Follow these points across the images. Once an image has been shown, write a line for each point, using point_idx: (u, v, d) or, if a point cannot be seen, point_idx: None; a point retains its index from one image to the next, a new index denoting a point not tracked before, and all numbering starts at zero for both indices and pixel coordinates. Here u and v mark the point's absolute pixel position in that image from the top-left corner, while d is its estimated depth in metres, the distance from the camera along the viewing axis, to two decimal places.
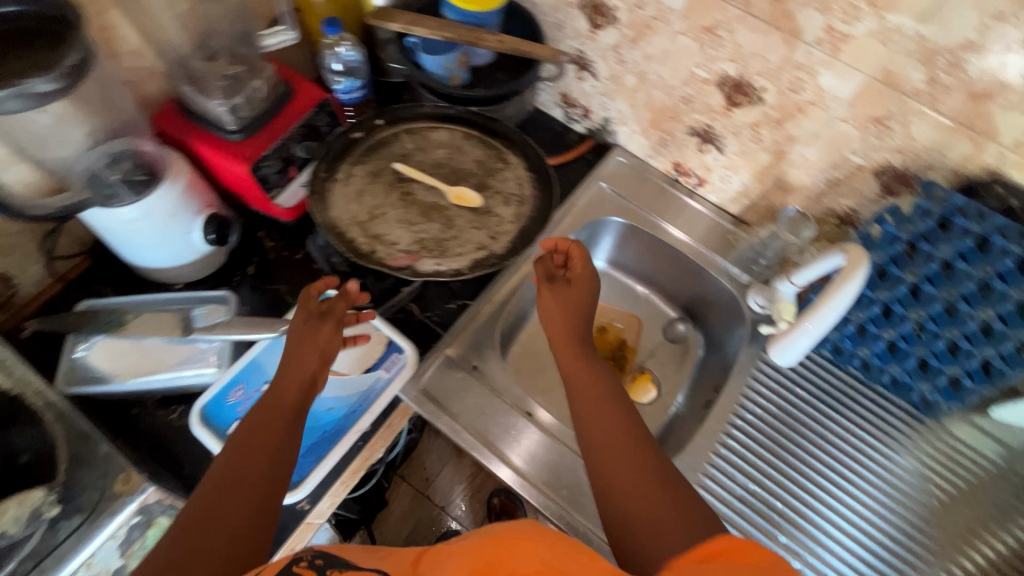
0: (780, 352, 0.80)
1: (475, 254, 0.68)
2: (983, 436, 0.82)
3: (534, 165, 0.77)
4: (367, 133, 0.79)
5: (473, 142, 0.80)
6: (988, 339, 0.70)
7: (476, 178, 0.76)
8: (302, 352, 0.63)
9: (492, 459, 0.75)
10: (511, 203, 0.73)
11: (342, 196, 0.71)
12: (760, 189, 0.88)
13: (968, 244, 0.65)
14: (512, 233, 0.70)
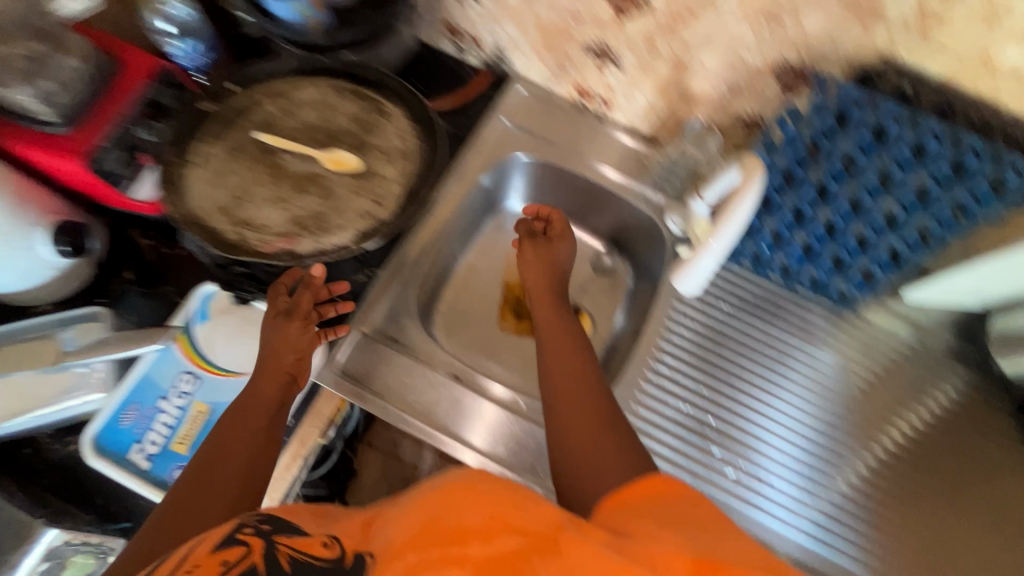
0: (682, 280, 0.80)
1: (361, 223, 0.62)
2: (896, 319, 0.87)
3: (416, 112, 0.70)
4: (220, 102, 0.67)
5: (344, 96, 0.71)
6: (892, 229, 0.71)
7: (353, 137, 0.68)
8: (278, 350, 0.62)
9: (423, 429, 0.72)
10: (395, 161, 0.66)
11: (199, 181, 0.62)
12: (665, 104, 0.83)
13: (866, 136, 0.65)
14: (399, 194, 0.64)
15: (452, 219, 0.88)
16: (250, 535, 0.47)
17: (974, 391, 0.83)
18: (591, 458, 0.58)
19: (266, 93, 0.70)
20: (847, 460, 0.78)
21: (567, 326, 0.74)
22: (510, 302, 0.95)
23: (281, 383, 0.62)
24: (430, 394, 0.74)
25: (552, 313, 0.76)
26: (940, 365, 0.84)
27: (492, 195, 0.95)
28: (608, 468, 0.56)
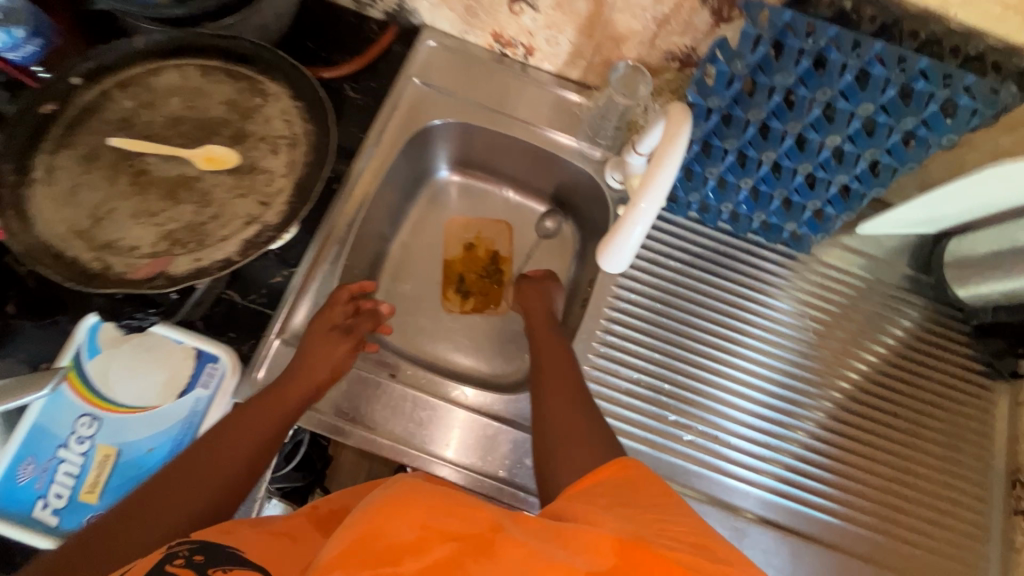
0: (606, 257, 0.69)
1: (244, 230, 0.53)
2: (852, 255, 0.83)
3: (300, 89, 0.61)
4: (64, 101, 0.57)
5: (213, 77, 0.61)
6: (840, 164, 0.65)
7: (229, 127, 0.59)
8: (313, 362, 0.63)
9: (359, 436, 0.66)
10: (281, 149, 0.58)
11: (47, 201, 0.53)
12: (591, 46, 0.74)
13: (805, 66, 0.56)
14: (287, 189, 0.56)
15: (373, 201, 0.79)
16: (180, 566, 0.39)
17: (930, 319, 0.81)
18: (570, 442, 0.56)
19: (118, 83, 0.59)
20: (808, 408, 0.76)
21: (557, 333, 0.74)
22: (453, 279, 0.89)
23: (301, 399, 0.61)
24: (367, 397, 0.68)
25: (544, 319, 0.76)
26: (896, 296, 0.82)
27: (417, 167, 0.87)
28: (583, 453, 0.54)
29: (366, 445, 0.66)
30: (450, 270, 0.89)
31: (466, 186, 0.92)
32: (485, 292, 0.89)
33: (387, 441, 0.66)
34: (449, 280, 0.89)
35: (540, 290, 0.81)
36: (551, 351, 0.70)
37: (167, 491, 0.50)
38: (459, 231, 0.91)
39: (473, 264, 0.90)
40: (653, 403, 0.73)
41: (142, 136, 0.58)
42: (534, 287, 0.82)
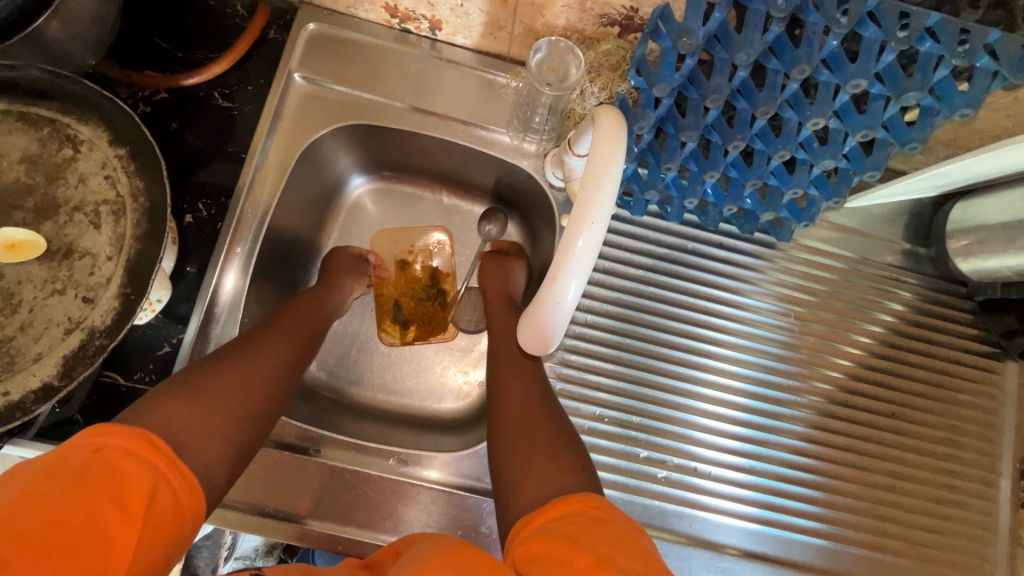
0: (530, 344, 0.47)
1: (64, 343, 0.41)
2: (837, 233, 0.72)
3: (123, 131, 0.46)
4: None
5: (5, 125, 0.46)
6: (824, 146, 0.52)
7: (35, 194, 0.45)
8: (328, 289, 0.66)
9: (284, 527, 0.57)
10: (105, 220, 0.44)
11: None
12: (508, 14, 0.58)
13: (776, 32, 0.42)
14: (119, 274, 0.43)
15: (271, 236, 0.66)
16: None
17: (928, 298, 0.72)
18: (531, 451, 0.47)
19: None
20: (796, 420, 0.68)
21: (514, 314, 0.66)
22: (388, 308, 0.76)
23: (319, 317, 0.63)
24: (290, 481, 0.58)
25: (502, 306, 0.68)
26: (889, 275, 0.72)
27: (321, 181, 0.72)
28: (547, 461, 0.45)
29: (295, 536, 0.57)
30: (386, 296, 0.77)
31: (384, 190, 0.78)
32: (429, 318, 0.76)
33: (319, 527, 0.57)
34: (386, 308, 0.76)
35: (497, 271, 0.71)
36: (508, 341, 0.61)
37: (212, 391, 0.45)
38: (387, 248, 0.78)
39: (412, 286, 0.78)
40: (620, 439, 0.64)
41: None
42: (488, 264, 0.73)
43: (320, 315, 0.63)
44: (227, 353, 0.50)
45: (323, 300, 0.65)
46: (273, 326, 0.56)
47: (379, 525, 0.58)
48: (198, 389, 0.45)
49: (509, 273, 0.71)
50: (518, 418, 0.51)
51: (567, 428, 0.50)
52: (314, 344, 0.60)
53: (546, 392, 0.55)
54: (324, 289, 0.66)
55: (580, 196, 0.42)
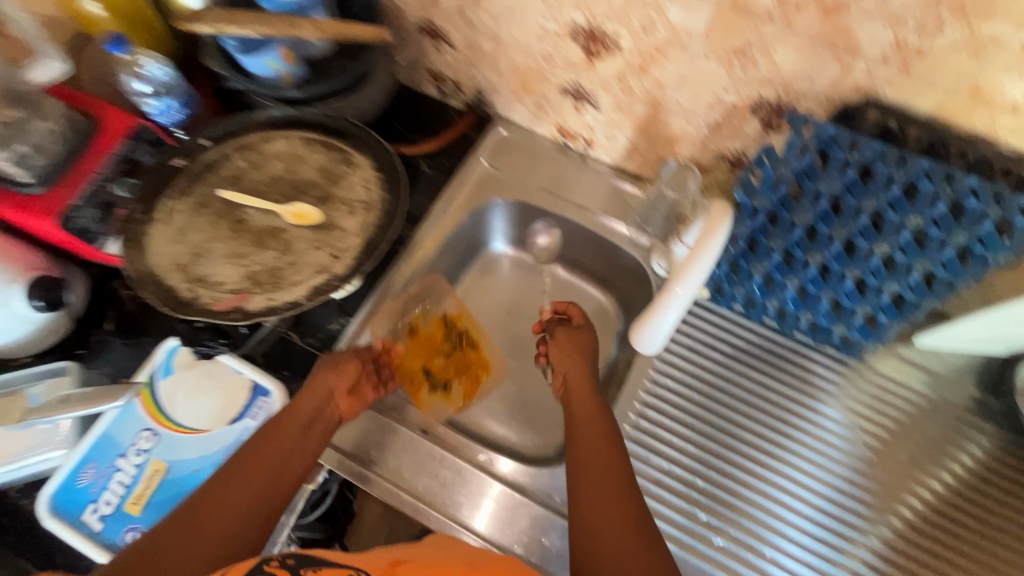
0: (641, 339, 0.70)
1: (313, 279, 0.63)
2: (912, 369, 0.79)
3: (382, 162, 0.70)
4: (192, 158, 0.71)
5: (314, 146, 0.72)
6: (891, 273, 0.65)
7: (319, 189, 0.69)
8: (317, 387, 0.64)
9: (384, 488, 0.68)
10: (356, 213, 0.67)
11: (161, 238, 0.65)
12: (647, 143, 0.79)
13: (851, 176, 0.59)
14: (355, 247, 0.64)
15: (430, 266, 0.85)
16: (278, 566, 0.47)
17: (1006, 450, 0.74)
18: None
19: (237, 147, 0.73)
20: (864, 535, 0.69)
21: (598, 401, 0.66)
22: (422, 380, 0.80)
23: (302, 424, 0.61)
24: (396, 449, 0.70)
25: (587, 384, 0.68)
26: (965, 419, 0.76)
27: (474, 238, 0.93)
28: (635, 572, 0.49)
29: (387, 496, 0.67)
30: (414, 375, 0.80)
31: (518, 260, 0.96)
32: (462, 365, 0.84)
33: (409, 494, 0.67)
34: (420, 386, 0.79)
35: (569, 353, 0.71)
36: (586, 433, 0.62)
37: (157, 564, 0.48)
38: (402, 327, 0.81)
39: (430, 347, 0.83)
40: (683, 498, 0.70)
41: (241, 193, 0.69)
42: (570, 335, 0.73)
43: (306, 436, 0.60)
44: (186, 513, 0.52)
45: (305, 418, 0.62)
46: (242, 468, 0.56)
47: (462, 509, 0.67)
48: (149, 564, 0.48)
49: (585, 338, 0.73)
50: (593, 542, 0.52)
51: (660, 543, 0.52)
52: (292, 474, 0.57)
53: (634, 497, 0.56)
54: (308, 399, 0.63)
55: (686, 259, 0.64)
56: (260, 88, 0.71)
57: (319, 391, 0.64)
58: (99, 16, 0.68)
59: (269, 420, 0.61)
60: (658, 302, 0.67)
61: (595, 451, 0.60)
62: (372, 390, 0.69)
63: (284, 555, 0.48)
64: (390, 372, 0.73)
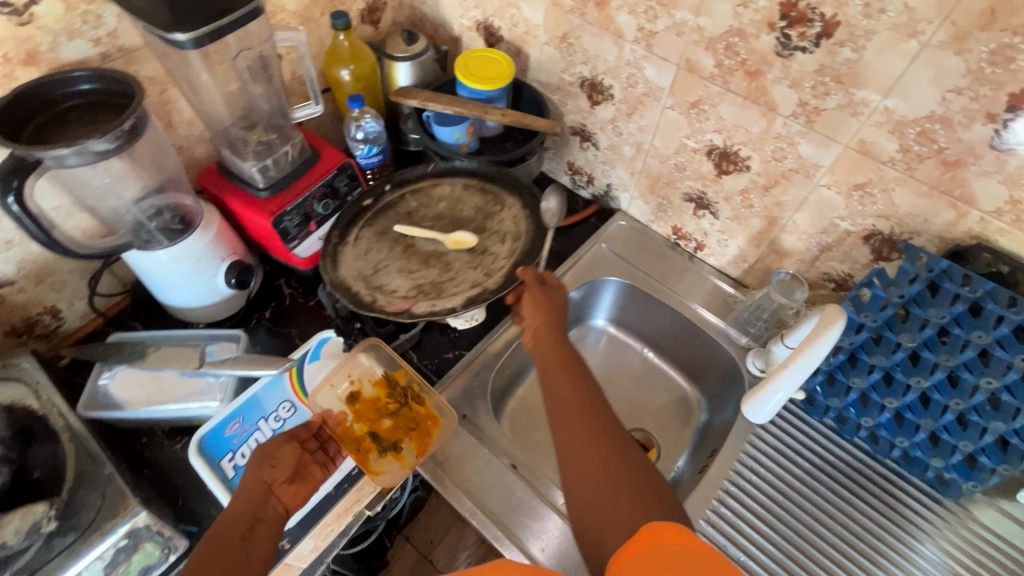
0: (750, 408, 0.79)
1: (470, 290, 0.76)
2: (1016, 526, 0.75)
3: (529, 206, 0.85)
4: (377, 198, 0.87)
5: (472, 191, 0.88)
6: (997, 412, 0.66)
7: (474, 224, 0.84)
8: (250, 485, 0.63)
9: (471, 510, 0.73)
10: (506, 241, 0.82)
11: (350, 255, 0.80)
12: (756, 254, 0.88)
13: (960, 309, 0.64)
14: (505, 268, 0.79)
15: None
16: None
17: None
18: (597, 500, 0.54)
19: (411, 190, 0.89)
20: None
21: (565, 353, 0.70)
22: (367, 445, 0.74)
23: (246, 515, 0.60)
24: (486, 476, 0.76)
25: (550, 332, 0.72)
26: None
27: (578, 309, 1.02)
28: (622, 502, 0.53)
29: (472, 516, 0.73)
30: (359, 441, 0.74)
31: (613, 338, 1.05)
32: (411, 423, 0.77)
33: (490, 520, 0.72)
34: (368, 451, 0.74)
35: (534, 304, 0.74)
36: (553, 376, 0.67)
37: None
38: (333, 390, 0.77)
39: (373, 410, 0.77)
40: None
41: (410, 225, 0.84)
42: (535, 293, 0.75)
43: (256, 539, 0.58)
44: None
45: (245, 522, 0.59)
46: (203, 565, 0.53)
47: (535, 544, 0.71)
48: None
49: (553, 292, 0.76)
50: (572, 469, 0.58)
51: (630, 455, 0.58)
52: None
53: (600, 422, 0.61)
54: (245, 496, 0.62)
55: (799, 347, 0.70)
56: (440, 150, 0.90)
57: (254, 488, 0.63)
58: (346, 81, 0.90)
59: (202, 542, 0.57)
60: (766, 382, 0.76)
61: (562, 403, 0.63)
62: (321, 469, 0.70)
63: None
64: (336, 445, 0.73)
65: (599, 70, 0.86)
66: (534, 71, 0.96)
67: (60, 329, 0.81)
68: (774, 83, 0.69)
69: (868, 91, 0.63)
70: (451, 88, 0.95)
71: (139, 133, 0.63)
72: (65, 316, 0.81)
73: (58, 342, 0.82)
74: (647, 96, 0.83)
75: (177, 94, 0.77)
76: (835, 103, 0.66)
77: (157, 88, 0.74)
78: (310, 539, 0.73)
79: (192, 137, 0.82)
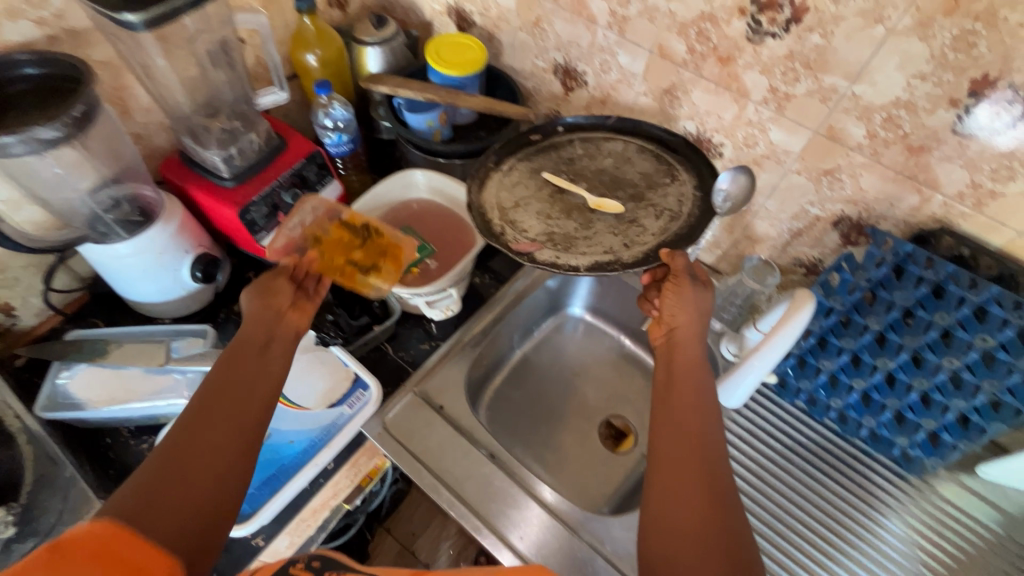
0: (722, 393, 0.80)
1: (601, 255, 0.73)
2: (975, 499, 0.78)
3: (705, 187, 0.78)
4: (544, 136, 0.85)
5: (645, 155, 0.82)
6: (959, 391, 0.68)
7: (635, 190, 0.79)
8: (259, 311, 0.63)
9: (450, 502, 0.73)
10: (660, 219, 0.76)
11: (498, 183, 0.81)
12: (730, 240, 0.89)
13: (924, 291, 0.66)
14: (648, 245, 0.73)
15: (513, 314, 0.94)
16: (302, 569, 0.51)
17: None
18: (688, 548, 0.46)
19: (581, 137, 0.85)
20: None
21: (696, 360, 0.61)
22: (351, 272, 0.74)
23: (265, 333, 0.61)
24: (465, 465, 0.76)
25: (693, 336, 0.64)
26: None
27: (557, 298, 1.02)
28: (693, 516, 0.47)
29: (451, 507, 0.72)
30: (341, 270, 0.73)
31: (590, 326, 1.06)
32: (381, 248, 0.78)
33: (468, 511, 0.72)
34: (352, 272, 0.74)
35: (680, 304, 0.66)
36: (678, 392, 0.58)
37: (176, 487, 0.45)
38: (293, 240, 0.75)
39: (339, 246, 0.75)
40: None
41: (565, 174, 0.82)
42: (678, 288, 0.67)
43: (263, 371, 0.57)
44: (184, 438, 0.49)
45: (259, 342, 0.60)
46: (225, 386, 0.54)
47: (517, 536, 0.71)
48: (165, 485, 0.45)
49: (700, 294, 0.66)
50: (666, 481, 0.50)
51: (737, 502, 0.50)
52: (263, 398, 0.55)
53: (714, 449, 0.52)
54: (258, 322, 0.62)
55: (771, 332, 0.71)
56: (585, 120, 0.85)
57: (264, 313, 0.63)
58: (313, 67, 0.88)
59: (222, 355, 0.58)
60: (738, 364, 0.77)
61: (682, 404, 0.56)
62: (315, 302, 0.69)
63: (309, 559, 0.53)
64: (317, 281, 0.71)
65: (572, 56, 0.85)
66: (507, 57, 0.94)
67: (15, 328, 0.78)
68: (746, 69, 0.69)
69: (836, 77, 0.63)
70: (423, 74, 0.93)
71: (91, 120, 0.60)
72: (19, 313, 0.77)
73: (13, 341, 0.78)
74: (621, 83, 0.83)
75: (133, 79, 0.73)
76: (804, 89, 0.66)
77: (111, 73, 0.71)
78: (286, 535, 0.72)
79: (151, 125, 0.79)
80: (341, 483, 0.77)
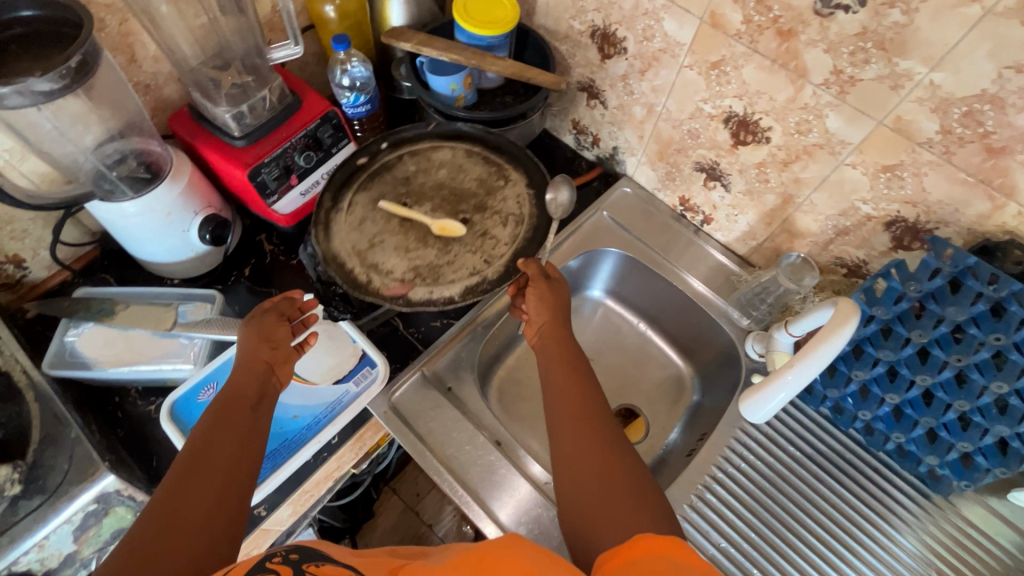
0: (748, 406, 0.75)
1: (469, 279, 0.74)
2: (1001, 523, 0.74)
3: (535, 182, 0.82)
4: (371, 158, 0.83)
5: (474, 159, 0.84)
6: (1002, 416, 0.63)
7: (476, 199, 0.81)
8: (251, 353, 0.62)
9: (454, 487, 0.71)
10: (508, 224, 0.79)
11: (344, 225, 0.77)
12: (767, 232, 0.83)
13: (982, 308, 0.60)
14: (506, 255, 0.76)
15: None
16: (280, 565, 0.39)
17: None
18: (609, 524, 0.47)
19: (410, 152, 0.85)
20: None
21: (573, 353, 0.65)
22: None
23: (258, 376, 0.61)
24: (469, 451, 0.74)
25: (559, 328, 0.67)
26: None
27: (577, 279, 0.98)
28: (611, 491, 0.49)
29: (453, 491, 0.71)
30: None
31: (610, 311, 1.01)
32: None
33: (468, 498, 0.71)
34: None
35: (541, 302, 0.69)
36: (567, 417, 0.57)
37: (173, 531, 0.45)
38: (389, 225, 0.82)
39: None
40: None
41: (405, 197, 0.81)
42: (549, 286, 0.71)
43: (254, 417, 0.57)
44: (173, 493, 0.48)
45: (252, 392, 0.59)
46: (211, 436, 0.54)
47: (503, 510, 0.71)
48: (161, 534, 0.45)
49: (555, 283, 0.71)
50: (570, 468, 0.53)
51: (636, 467, 0.53)
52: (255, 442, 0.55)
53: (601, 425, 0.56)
54: (246, 368, 0.61)
55: (806, 347, 0.66)
56: (434, 103, 0.83)
57: (257, 354, 0.62)
58: (330, 19, 0.81)
59: (212, 408, 0.57)
60: (768, 381, 0.72)
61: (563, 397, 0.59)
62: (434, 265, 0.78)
63: (287, 552, 0.41)
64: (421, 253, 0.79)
65: (612, 18, 0.78)
66: (541, 16, 0.87)
67: (25, 280, 0.76)
68: (808, 47, 0.62)
69: (913, 61, 0.56)
70: (448, 31, 0.86)
71: (88, 70, 0.56)
72: (29, 266, 0.76)
73: (25, 293, 0.77)
74: (664, 52, 0.75)
75: (140, 25, 0.69)
76: (874, 72, 0.59)
77: (116, 18, 0.66)
78: (288, 506, 0.72)
79: (158, 75, 0.75)
80: (346, 456, 0.76)
